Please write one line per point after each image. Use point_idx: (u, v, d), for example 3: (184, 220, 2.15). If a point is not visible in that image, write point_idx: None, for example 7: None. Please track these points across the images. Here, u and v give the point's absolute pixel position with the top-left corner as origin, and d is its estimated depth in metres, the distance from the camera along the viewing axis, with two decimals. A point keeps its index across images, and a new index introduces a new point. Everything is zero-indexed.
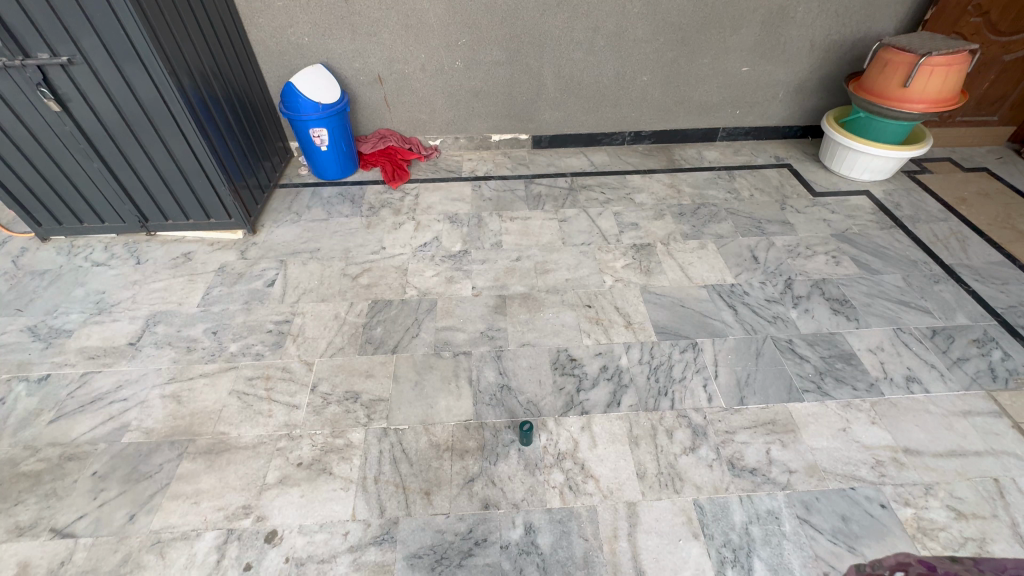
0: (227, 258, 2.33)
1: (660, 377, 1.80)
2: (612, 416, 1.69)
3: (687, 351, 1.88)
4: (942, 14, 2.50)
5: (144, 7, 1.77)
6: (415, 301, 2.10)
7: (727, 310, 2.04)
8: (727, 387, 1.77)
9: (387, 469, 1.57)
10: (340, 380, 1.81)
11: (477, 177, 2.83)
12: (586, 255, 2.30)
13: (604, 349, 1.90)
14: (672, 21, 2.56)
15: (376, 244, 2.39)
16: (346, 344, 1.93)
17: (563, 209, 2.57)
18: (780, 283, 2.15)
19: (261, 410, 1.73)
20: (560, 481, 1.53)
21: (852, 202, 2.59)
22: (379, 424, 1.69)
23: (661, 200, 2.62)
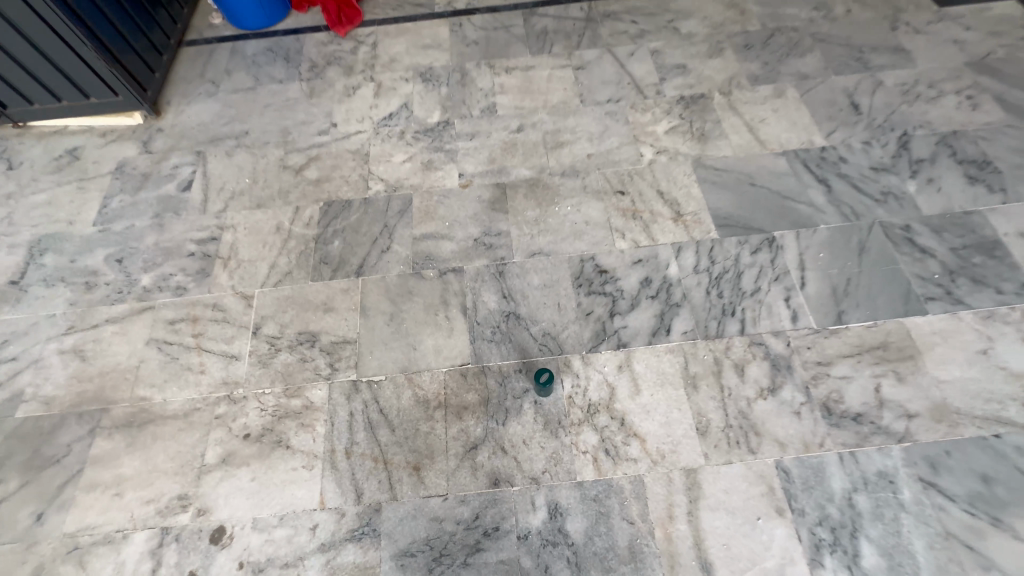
0: (126, 153, 1.72)
1: (724, 291, 1.31)
2: (660, 350, 1.24)
3: (762, 251, 1.36)
4: None
5: None
6: (382, 200, 1.54)
7: (817, 188, 1.45)
8: (818, 300, 1.28)
9: (361, 438, 1.18)
10: (290, 319, 1.35)
11: (457, 10, 2.01)
12: (615, 118, 1.64)
13: (646, 255, 1.37)
14: None
15: (325, 119, 1.73)
16: (294, 268, 1.43)
17: (579, 51, 1.83)
18: (892, 143, 1.52)
19: (190, 365, 1.30)
20: (593, 445, 1.14)
21: (997, 11, 1.80)
22: (346, 377, 1.26)
23: (719, 29, 1.84)
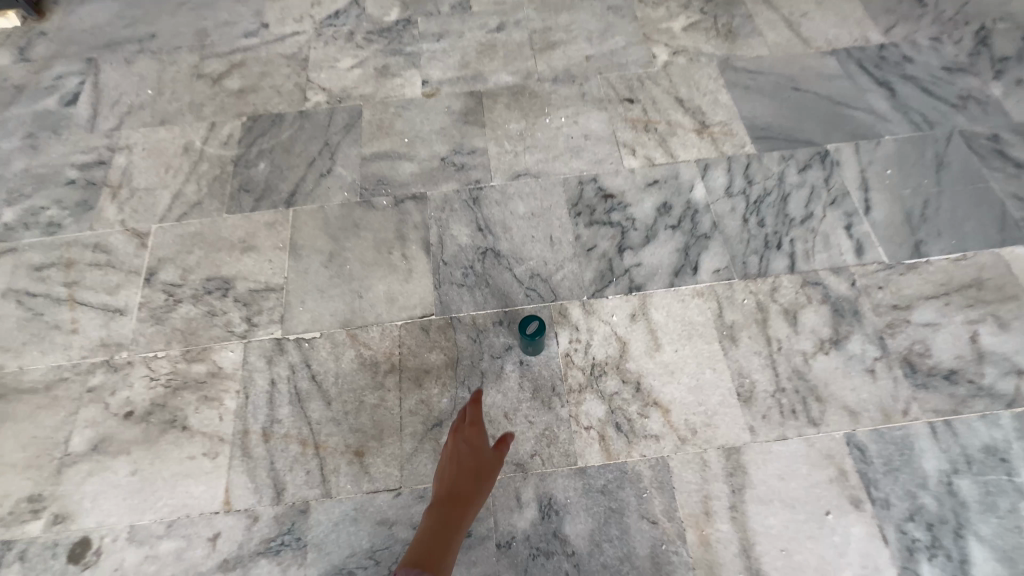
0: None
1: (766, 218, 1.00)
2: (685, 293, 0.94)
3: (813, 169, 1.05)
4: None
5: None
6: (323, 113, 1.19)
7: (878, 92, 1.14)
8: (889, 228, 0.98)
9: (285, 415, 0.87)
10: (196, 261, 1.02)
11: None
12: (620, 13, 1.31)
13: (663, 176, 1.06)
14: None
15: (254, 19, 1.37)
16: (204, 198, 1.09)
17: None
18: (968, 38, 1.21)
19: (59, 323, 0.97)
20: (599, 418, 0.84)
21: None
22: (267, 334, 0.94)
23: None
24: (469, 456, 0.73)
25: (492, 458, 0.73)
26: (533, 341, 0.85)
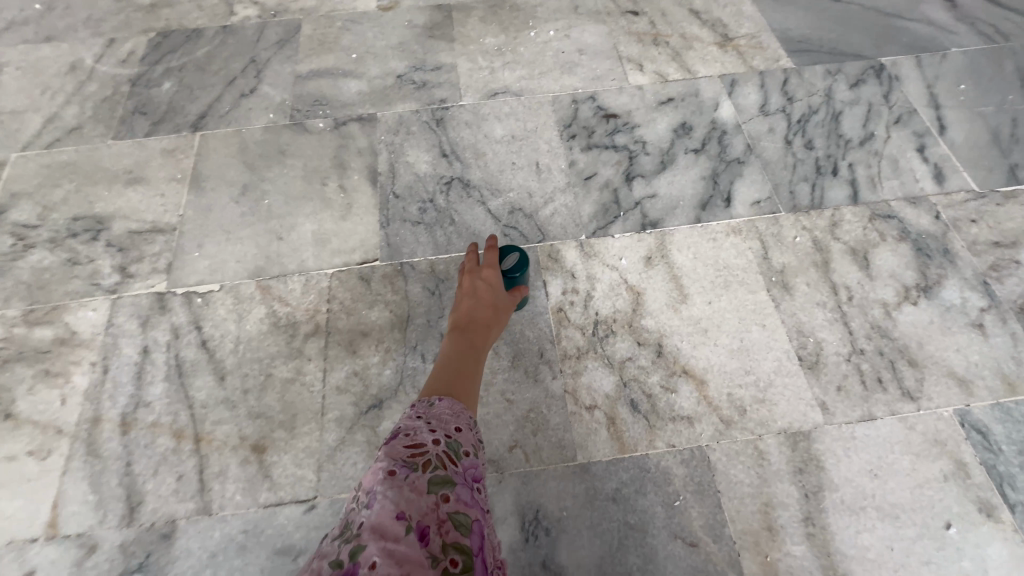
0: None
1: (815, 140, 0.78)
2: (717, 231, 0.70)
3: (867, 84, 0.83)
4: None
5: None
6: (252, 28, 0.95)
7: (934, 3, 0.94)
8: (973, 151, 0.76)
9: (156, 395, 0.61)
10: (62, 197, 0.76)
11: None
12: None
13: (679, 92, 0.83)
14: None
15: None
16: (85, 122, 0.84)
17: None
18: None
19: None
20: (606, 394, 0.59)
21: None
22: (146, 287, 0.68)
23: None
24: (487, 289, 0.59)
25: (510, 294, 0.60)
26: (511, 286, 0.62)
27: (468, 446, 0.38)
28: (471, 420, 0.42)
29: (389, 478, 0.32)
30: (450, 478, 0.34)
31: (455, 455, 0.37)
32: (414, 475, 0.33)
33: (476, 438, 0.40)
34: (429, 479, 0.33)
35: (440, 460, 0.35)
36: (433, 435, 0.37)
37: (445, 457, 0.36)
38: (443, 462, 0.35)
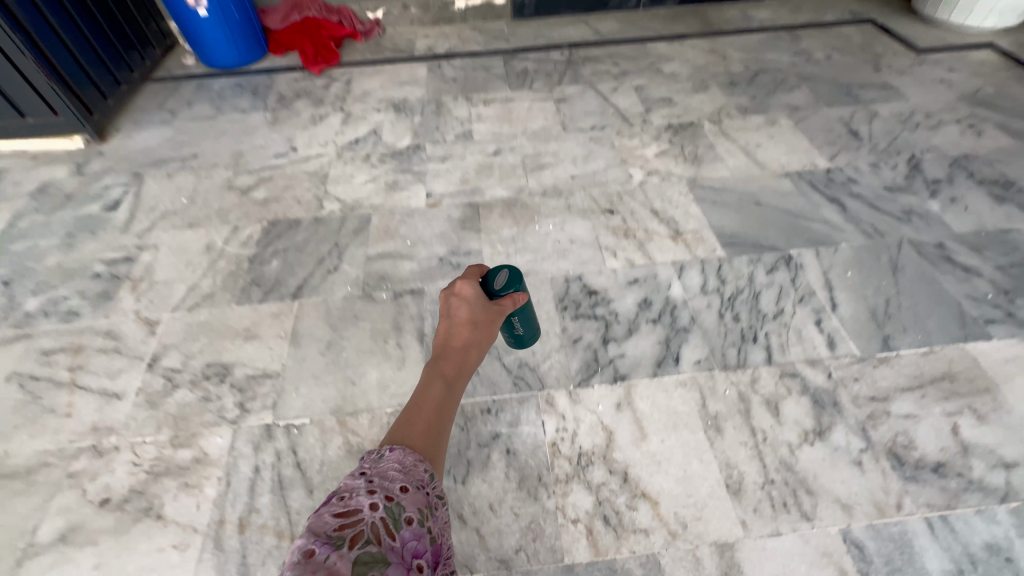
0: (55, 175, 1.53)
1: (740, 313, 1.07)
2: (668, 384, 0.97)
3: (779, 271, 1.15)
4: None
5: None
6: (336, 219, 1.33)
7: (830, 207, 1.29)
8: (857, 323, 1.05)
9: (264, 504, 0.85)
10: (200, 349, 1.06)
11: (436, 55, 1.98)
12: (600, 143, 1.52)
13: (642, 275, 1.15)
14: None
15: (284, 144, 1.59)
16: (217, 290, 1.17)
17: (560, 86, 1.77)
18: (902, 165, 1.40)
19: (54, 407, 0.99)
20: (586, 509, 0.82)
21: (974, 58, 1.81)
22: (258, 419, 0.95)
23: (702, 69, 1.82)
24: (472, 309, 0.83)
25: (504, 303, 0.86)
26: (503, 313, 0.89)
27: (406, 517, 0.48)
28: (412, 482, 0.53)
29: (310, 557, 0.40)
30: (381, 553, 0.43)
31: (386, 528, 0.46)
32: (338, 553, 0.41)
33: (418, 503, 0.51)
34: (354, 554, 0.42)
35: (373, 532, 0.45)
36: (369, 503, 0.47)
37: (377, 529, 0.45)
38: (375, 535, 0.45)
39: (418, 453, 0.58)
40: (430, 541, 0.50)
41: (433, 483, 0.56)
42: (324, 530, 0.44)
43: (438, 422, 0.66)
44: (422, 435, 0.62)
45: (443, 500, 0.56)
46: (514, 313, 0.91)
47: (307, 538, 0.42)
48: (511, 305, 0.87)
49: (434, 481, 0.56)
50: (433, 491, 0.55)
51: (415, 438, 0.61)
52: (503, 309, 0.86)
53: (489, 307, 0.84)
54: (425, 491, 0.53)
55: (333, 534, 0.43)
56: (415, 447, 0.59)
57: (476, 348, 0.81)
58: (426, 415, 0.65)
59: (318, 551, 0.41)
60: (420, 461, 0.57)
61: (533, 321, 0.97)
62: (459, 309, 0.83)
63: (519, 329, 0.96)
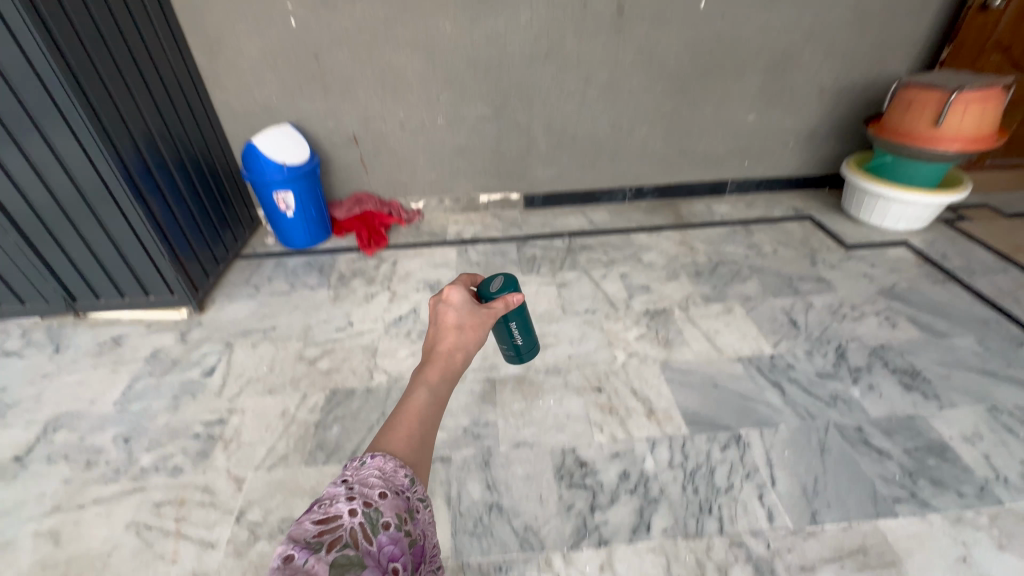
0: (164, 341, 1.96)
1: (699, 486, 1.36)
2: (641, 549, 1.24)
3: (731, 448, 1.46)
4: (959, 52, 2.31)
5: (69, 59, 1.54)
6: (384, 390, 1.70)
7: (772, 390, 1.63)
8: (792, 498, 1.33)
9: None
10: (277, 505, 1.37)
11: (464, 240, 2.50)
12: (592, 326, 1.93)
13: (623, 449, 1.47)
14: (669, 70, 2.37)
15: (343, 319, 2.02)
16: (290, 452, 1.50)
17: (561, 272, 2.24)
18: (831, 353, 1.77)
19: (164, 553, 1.27)
20: None
21: (892, 254, 2.28)
22: None
23: (673, 259, 2.30)
24: (460, 316, 0.98)
25: (491, 308, 1.04)
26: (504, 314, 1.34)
27: (382, 523, 0.58)
28: (389, 488, 0.63)
29: (291, 560, 0.51)
30: (358, 556, 0.54)
31: (360, 536, 0.56)
32: (316, 555, 0.52)
33: (396, 510, 0.61)
34: (332, 558, 0.52)
35: (350, 540, 0.55)
36: (348, 514, 0.58)
37: (355, 534, 0.56)
38: (351, 541, 0.55)
39: (400, 454, 0.69)
40: (406, 542, 0.60)
41: (412, 487, 0.66)
42: (306, 536, 0.54)
43: (423, 421, 0.76)
44: (407, 437, 0.72)
45: (421, 503, 0.67)
46: (513, 320, 1.37)
47: (289, 541, 0.53)
48: (501, 308, 1.08)
49: (413, 482, 0.67)
50: (411, 495, 0.65)
51: (398, 440, 0.71)
52: (487, 316, 1.02)
53: (474, 314, 1.00)
54: (403, 497, 0.63)
55: (313, 540, 0.54)
56: (398, 450, 0.69)
57: (464, 351, 0.93)
58: (412, 415, 0.75)
59: (299, 555, 0.52)
60: (401, 464, 0.67)
61: (529, 332, 1.42)
62: (449, 317, 0.98)
63: (518, 339, 1.42)
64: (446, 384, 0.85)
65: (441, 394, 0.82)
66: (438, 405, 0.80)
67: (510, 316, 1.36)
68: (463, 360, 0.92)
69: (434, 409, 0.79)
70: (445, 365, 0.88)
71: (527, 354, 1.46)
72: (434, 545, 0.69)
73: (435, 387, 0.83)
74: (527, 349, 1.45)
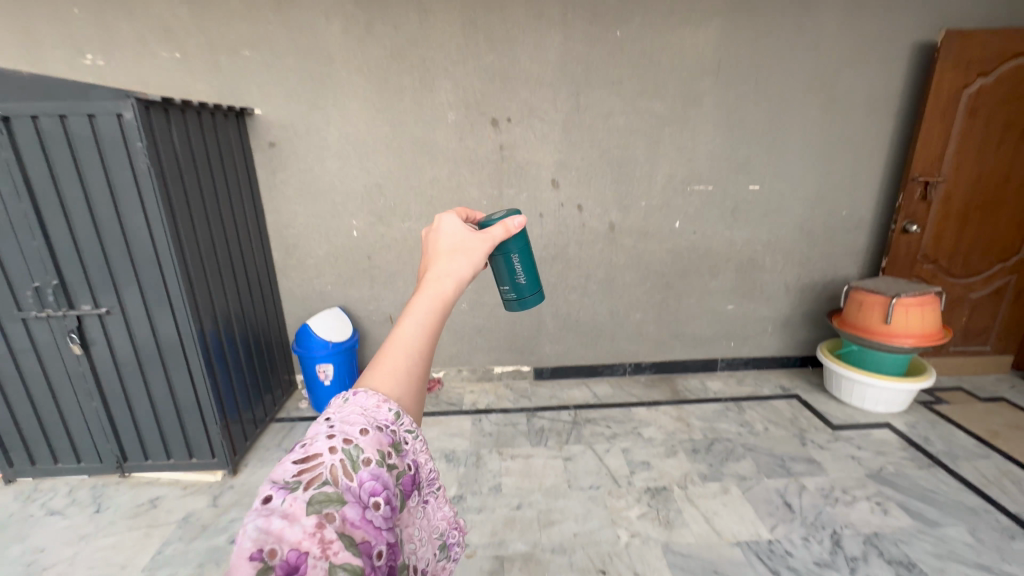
0: (197, 504, 2.11)
1: None
2: None
3: None
4: (896, 261, 2.77)
5: (189, 267, 1.99)
6: None
7: None
8: None
9: None
10: None
11: (478, 409, 2.75)
12: (595, 502, 2.05)
13: None
14: (656, 269, 2.86)
15: None
16: None
17: (567, 445, 2.42)
18: (827, 539, 1.84)
19: None
20: None
21: (877, 436, 2.45)
22: None
23: (671, 435, 2.49)
24: (451, 243, 0.84)
25: (490, 234, 0.89)
26: (504, 243, 1.24)
27: (362, 460, 0.59)
28: (371, 424, 0.62)
29: (267, 502, 0.51)
30: (337, 495, 0.54)
31: (341, 473, 0.56)
32: (293, 496, 0.52)
33: (378, 445, 0.61)
34: (310, 499, 0.52)
35: (330, 476, 0.55)
36: (329, 450, 0.57)
37: (336, 471, 0.56)
38: (332, 477, 0.56)
39: (387, 393, 0.67)
40: (388, 476, 0.61)
41: (397, 422, 0.65)
42: (284, 476, 0.54)
43: (411, 359, 0.69)
44: (395, 374, 0.68)
45: (409, 436, 0.67)
46: (513, 254, 1.26)
47: (267, 483, 0.53)
48: (502, 233, 0.94)
49: (399, 417, 0.66)
50: (396, 429, 0.65)
51: (385, 382, 0.67)
52: (487, 239, 0.87)
53: (469, 238, 0.85)
54: (386, 432, 0.63)
55: (291, 480, 0.54)
56: (384, 390, 0.67)
57: (458, 276, 0.79)
58: (397, 354, 0.68)
59: (276, 497, 0.52)
60: (385, 401, 0.66)
61: (533, 271, 1.29)
62: (438, 243, 0.84)
63: (520, 277, 1.28)
64: (438, 316, 0.73)
65: (431, 326, 0.71)
66: (426, 342, 0.70)
67: (511, 250, 1.25)
68: (457, 285, 0.78)
69: (422, 347, 0.70)
70: (434, 293, 0.74)
71: (530, 299, 1.32)
72: (430, 471, 0.73)
73: (423, 320, 0.71)
74: (530, 294, 1.31)
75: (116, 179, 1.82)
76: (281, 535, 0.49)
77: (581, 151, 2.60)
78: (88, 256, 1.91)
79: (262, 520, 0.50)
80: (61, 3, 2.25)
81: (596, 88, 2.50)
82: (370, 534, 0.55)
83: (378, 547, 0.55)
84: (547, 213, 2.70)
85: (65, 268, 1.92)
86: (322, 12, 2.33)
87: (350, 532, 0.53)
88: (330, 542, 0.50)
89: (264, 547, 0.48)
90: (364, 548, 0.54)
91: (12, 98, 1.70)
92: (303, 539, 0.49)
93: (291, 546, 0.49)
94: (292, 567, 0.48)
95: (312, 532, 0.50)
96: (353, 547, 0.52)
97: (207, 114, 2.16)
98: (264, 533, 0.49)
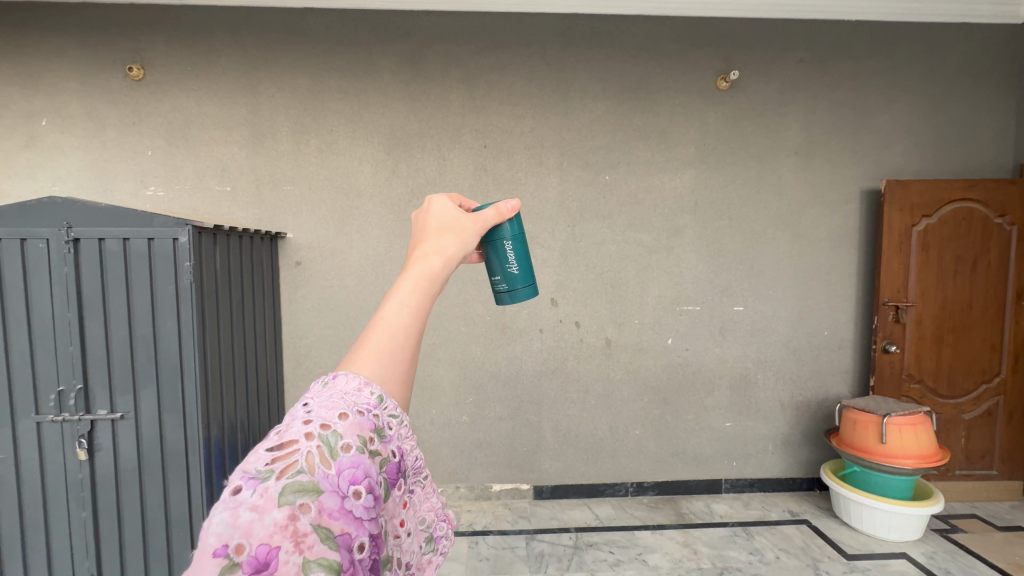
0: None
1: None
2: None
3: None
4: (883, 380, 2.89)
5: (208, 375, 2.11)
6: None
7: None
8: None
9: None
10: None
11: (475, 531, 2.63)
12: None
13: None
14: (652, 385, 2.95)
15: None
16: None
17: (568, 572, 2.29)
18: None
19: None
20: None
21: (896, 567, 2.32)
22: None
23: (678, 562, 2.37)
24: (440, 223, 0.70)
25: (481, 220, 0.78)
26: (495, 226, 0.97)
27: (342, 445, 0.49)
28: (352, 407, 0.51)
29: (235, 495, 0.43)
30: (312, 484, 0.46)
31: (319, 461, 0.47)
32: (264, 486, 0.44)
33: (359, 430, 0.50)
34: (282, 489, 0.44)
35: (306, 464, 0.46)
36: (305, 434, 0.48)
37: (313, 459, 0.47)
38: (309, 467, 0.46)
39: (369, 377, 0.55)
40: (374, 463, 0.52)
41: (380, 406, 0.54)
42: (256, 464, 0.46)
43: (396, 344, 0.56)
44: (380, 361, 0.56)
45: (395, 421, 0.56)
46: (506, 239, 0.98)
47: (237, 471, 0.45)
48: (489, 218, 0.81)
49: (382, 402, 0.55)
50: (382, 412, 0.54)
51: (366, 366, 0.55)
52: (476, 223, 0.75)
53: (460, 220, 0.73)
54: (368, 417, 0.52)
55: (262, 469, 0.45)
56: (366, 374, 0.55)
57: (450, 256, 0.67)
58: (379, 336, 0.56)
59: (246, 489, 0.44)
60: (367, 385, 0.54)
61: (528, 260, 1.01)
62: (426, 219, 0.71)
63: (513, 266, 1.01)
64: (426, 299, 0.60)
65: (420, 306, 0.59)
66: (414, 325, 0.57)
67: (501, 233, 0.98)
68: (448, 262, 0.66)
69: (409, 332, 0.57)
70: (422, 272, 0.61)
71: (523, 292, 1.04)
72: (415, 455, 0.61)
73: (408, 303, 0.58)
74: (523, 285, 1.04)
75: (159, 294, 2.02)
76: (248, 530, 0.42)
77: (578, 274, 2.87)
78: (116, 362, 2.03)
79: (226, 513, 0.42)
80: (139, 147, 2.68)
81: (589, 221, 2.85)
82: (350, 525, 0.47)
83: (361, 537, 0.47)
84: (546, 329, 2.88)
85: (93, 373, 2.03)
86: (356, 157, 2.76)
87: (327, 525, 0.45)
88: (304, 535, 0.43)
89: (230, 543, 0.41)
90: (344, 542, 0.46)
91: (86, 224, 1.96)
92: (274, 534, 0.42)
93: (261, 542, 0.42)
94: (261, 564, 0.42)
95: (282, 525, 0.43)
96: (331, 543, 0.45)
97: (247, 238, 2.46)
98: (229, 527, 0.42)
